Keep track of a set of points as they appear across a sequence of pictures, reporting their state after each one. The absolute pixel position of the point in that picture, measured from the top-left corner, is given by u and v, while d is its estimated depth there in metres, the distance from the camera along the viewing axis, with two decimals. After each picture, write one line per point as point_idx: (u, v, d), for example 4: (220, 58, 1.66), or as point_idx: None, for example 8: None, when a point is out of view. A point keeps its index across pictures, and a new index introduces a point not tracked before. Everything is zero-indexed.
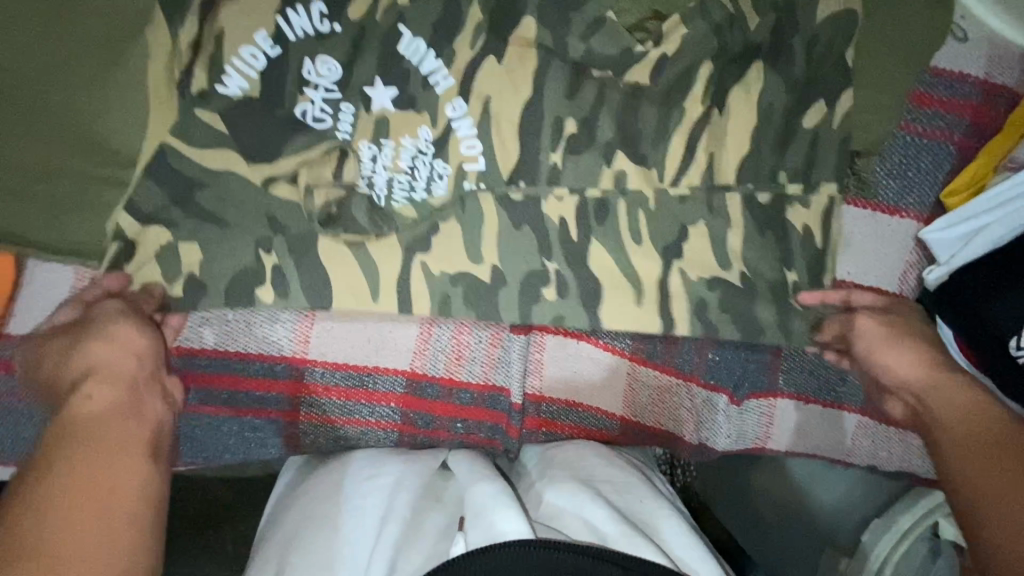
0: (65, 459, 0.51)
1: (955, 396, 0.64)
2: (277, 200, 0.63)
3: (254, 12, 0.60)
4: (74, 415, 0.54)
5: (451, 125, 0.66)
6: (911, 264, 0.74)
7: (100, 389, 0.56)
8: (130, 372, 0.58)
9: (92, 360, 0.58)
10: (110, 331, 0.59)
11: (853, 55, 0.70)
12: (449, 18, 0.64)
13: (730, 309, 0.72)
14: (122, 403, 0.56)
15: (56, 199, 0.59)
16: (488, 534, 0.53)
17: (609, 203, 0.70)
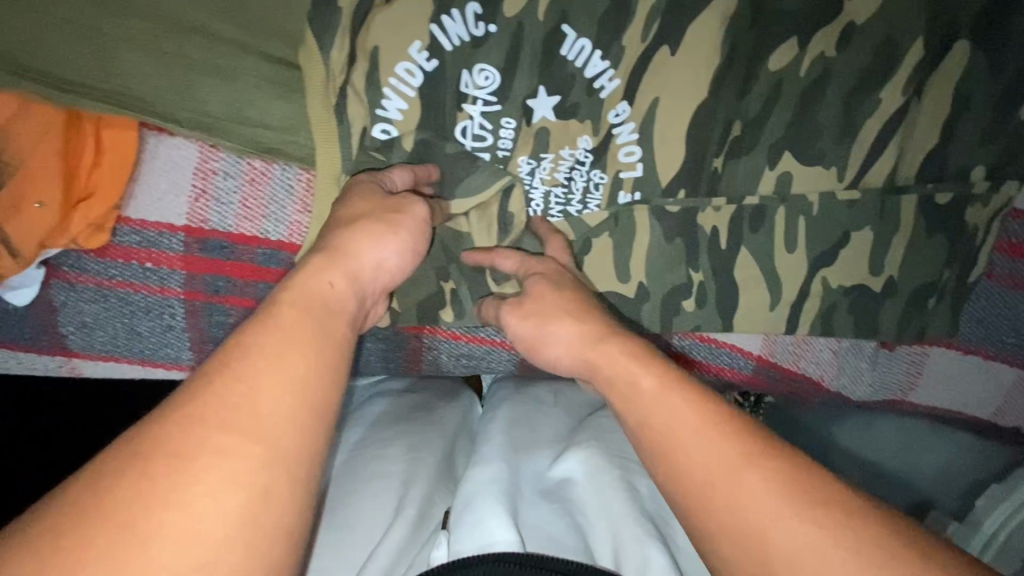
0: (277, 334, 0.38)
1: (651, 378, 0.44)
2: (447, 228, 0.62)
3: (408, 20, 0.53)
4: (302, 289, 0.42)
5: (611, 132, 0.60)
6: None
7: (338, 276, 0.44)
8: (368, 283, 0.47)
9: (355, 248, 0.47)
10: (370, 226, 0.49)
11: None
12: (619, 7, 0.56)
13: (877, 313, 0.68)
14: (347, 311, 0.43)
15: (216, 66, 0.53)
16: (479, 539, 0.49)
17: (767, 210, 0.64)
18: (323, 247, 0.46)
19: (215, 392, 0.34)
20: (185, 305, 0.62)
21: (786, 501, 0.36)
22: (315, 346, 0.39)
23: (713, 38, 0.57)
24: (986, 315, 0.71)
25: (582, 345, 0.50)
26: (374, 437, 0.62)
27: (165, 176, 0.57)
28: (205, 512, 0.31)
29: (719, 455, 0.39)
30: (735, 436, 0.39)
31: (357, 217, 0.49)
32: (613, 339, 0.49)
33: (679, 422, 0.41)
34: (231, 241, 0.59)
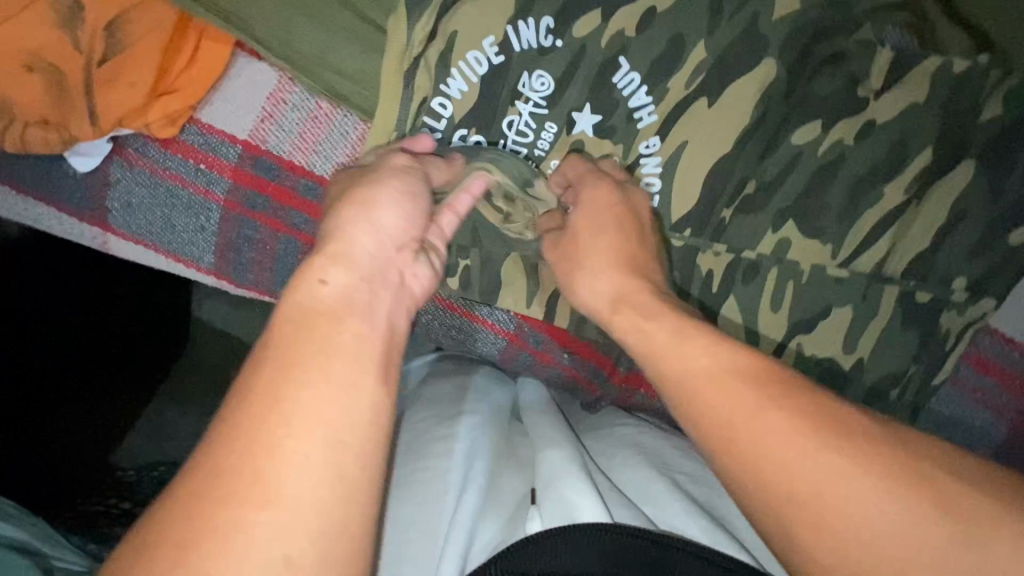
0: (279, 352, 0.37)
1: (705, 361, 0.45)
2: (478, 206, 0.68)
3: (488, 17, 0.61)
4: (300, 296, 0.40)
5: (639, 160, 0.67)
6: None
7: (332, 270, 0.42)
8: (374, 262, 0.45)
9: (350, 240, 0.45)
10: (368, 202, 0.48)
11: None
12: (671, 55, 0.63)
13: (836, 388, 0.72)
14: (359, 300, 0.42)
15: (316, 12, 0.60)
16: (566, 513, 0.49)
17: (761, 267, 0.70)
18: (323, 246, 0.44)
19: (244, 425, 0.35)
20: (222, 212, 0.67)
21: (838, 467, 0.37)
22: (329, 350, 0.38)
23: (747, 101, 0.64)
24: (937, 420, 0.74)
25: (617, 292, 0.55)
26: (436, 414, 0.63)
27: (242, 93, 0.64)
28: (280, 535, 0.32)
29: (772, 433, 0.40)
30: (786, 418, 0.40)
31: (359, 198, 0.48)
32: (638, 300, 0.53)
33: (751, 420, 0.40)
34: (280, 166, 0.66)
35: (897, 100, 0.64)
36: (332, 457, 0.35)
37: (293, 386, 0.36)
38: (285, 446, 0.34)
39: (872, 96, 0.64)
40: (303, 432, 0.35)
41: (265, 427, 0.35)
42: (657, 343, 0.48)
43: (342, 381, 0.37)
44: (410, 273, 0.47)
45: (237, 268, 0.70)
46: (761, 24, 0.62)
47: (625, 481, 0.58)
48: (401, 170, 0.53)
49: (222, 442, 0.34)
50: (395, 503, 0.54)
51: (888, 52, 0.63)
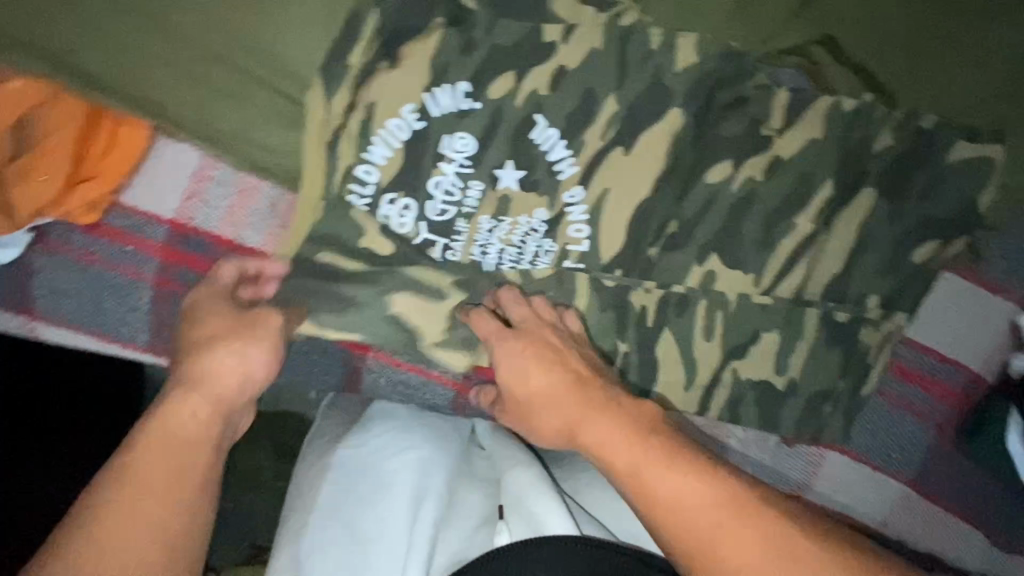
0: (139, 481, 0.50)
1: (691, 480, 0.54)
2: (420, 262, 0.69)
3: (404, 85, 0.63)
4: (166, 424, 0.54)
5: (565, 210, 0.70)
6: (998, 347, 0.75)
7: (200, 405, 0.56)
8: (231, 398, 0.58)
9: (208, 371, 0.58)
10: (220, 342, 0.59)
11: (992, 199, 0.69)
12: (585, 109, 0.66)
13: (764, 405, 0.77)
14: (207, 435, 0.55)
15: (233, 93, 0.61)
16: (532, 526, 0.62)
17: (690, 300, 0.74)
18: (184, 380, 0.57)
19: (99, 537, 0.47)
20: (153, 290, 0.67)
21: (757, 553, 0.50)
22: (178, 484, 0.52)
23: (660, 149, 0.68)
24: (870, 430, 0.79)
25: (566, 387, 0.65)
26: (408, 432, 0.69)
27: (165, 174, 0.64)
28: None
29: (708, 513, 0.52)
30: (742, 537, 0.50)
31: (214, 336, 0.60)
32: (603, 414, 0.61)
33: (702, 516, 0.52)
34: (210, 242, 0.66)
35: (798, 137, 0.68)
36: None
37: (154, 520, 0.49)
38: (100, 536, 0.47)
39: (774, 134, 0.68)
40: (116, 542, 0.47)
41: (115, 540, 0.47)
42: (638, 463, 0.56)
43: (162, 498, 0.50)
44: (240, 420, 0.60)
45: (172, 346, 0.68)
46: (665, 77, 0.65)
47: (579, 491, 0.70)
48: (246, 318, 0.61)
49: (82, 542, 0.46)
50: (357, 514, 0.63)
51: (786, 93, 0.66)
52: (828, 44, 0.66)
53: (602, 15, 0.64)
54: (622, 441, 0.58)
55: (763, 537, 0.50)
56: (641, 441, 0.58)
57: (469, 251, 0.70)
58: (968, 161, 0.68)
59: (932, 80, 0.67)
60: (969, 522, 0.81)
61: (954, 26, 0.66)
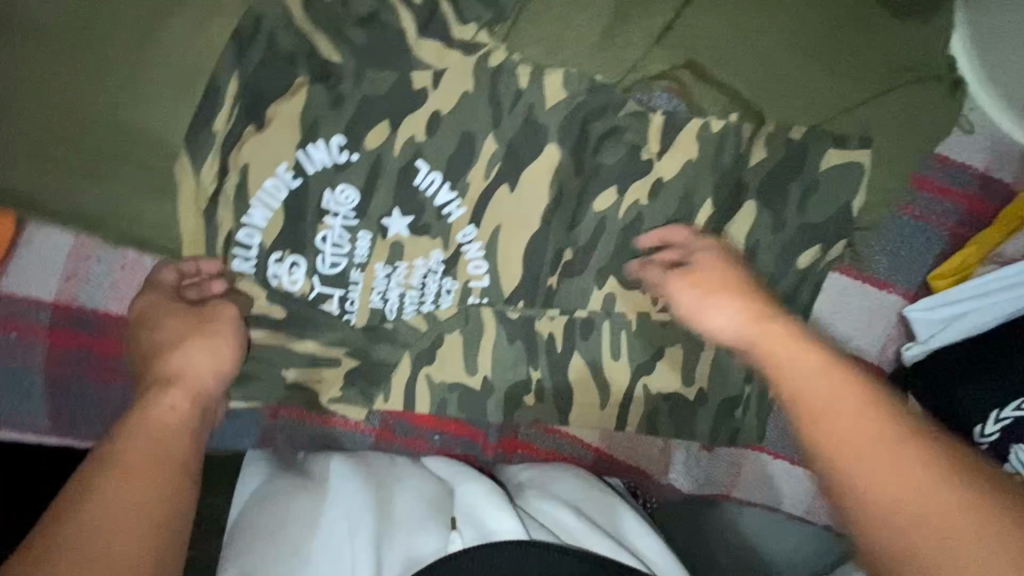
0: (131, 484, 0.42)
1: (818, 377, 0.46)
2: (320, 316, 0.69)
3: (276, 146, 0.63)
4: (148, 421, 0.48)
5: (460, 248, 0.71)
6: (892, 339, 0.77)
7: (179, 398, 0.51)
8: (208, 395, 0.53)
9: (186, 365, 0.53)
10: (184, 340, 0.55)
11: (861, 204, 0.72)
12: (465, 150, 0.67)
13: (677, 415, 0.79)
14: (187, 424, 0.49)
15: (98, 172, 0.60)
16: (482, 532, 0.62)
17: (594, 323, 0.76)
18: (156, 379, 0.52)
19: (82, 515, 0.39)
20: (45, 374, 0.65)
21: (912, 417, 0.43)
22: (166, 460, 0.45)
23: (542, 183, 0.69)
24: (782, 426, 0.82)
25: (735, 327, 0.56)
26: (357, 473, 0.70)
27: (43, 258, 0.64)
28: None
29: (864, 449, 0.42)
30: (868, 424, 0.43)
31: (175, 339, 0.55)
32: (768, 320, 0.53)
33: (881, 467, 0.41)
34: (98, 318, 0.65)
35: (676, 158, 0.70)
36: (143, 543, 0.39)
37: (140, 504, 0.41)
38: (89, 503, 0.40)
39: (654, 158, 0.70)
40: (103, 534, 0.38)
41: (115, 537, 0.39)
42: (760, 344, 0.51)
43: (155, 488, 0.43)
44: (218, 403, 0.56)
45: (74, 424, 0.66)
46: (538, 114, 0.67)
47: (538, 509, 0.70)
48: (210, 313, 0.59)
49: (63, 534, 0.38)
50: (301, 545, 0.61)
51: (660, 116, 0.69)
52: (693, 68, 0.67)
53: (469, 59, 0.65)
54: (786, 306, 0.55)
55: (884, 428, 0.42)
56: (765, 320, 0.53)
57: (367, 298, 0.70)
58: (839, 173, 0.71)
59: (795, 91, 0.68)
60: None
61: (820, 42, 0.67)
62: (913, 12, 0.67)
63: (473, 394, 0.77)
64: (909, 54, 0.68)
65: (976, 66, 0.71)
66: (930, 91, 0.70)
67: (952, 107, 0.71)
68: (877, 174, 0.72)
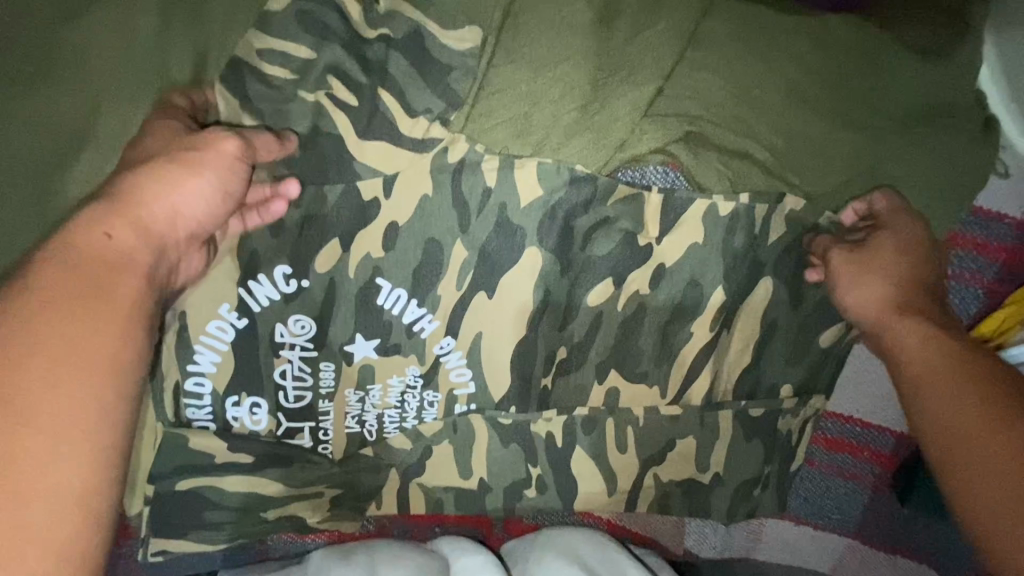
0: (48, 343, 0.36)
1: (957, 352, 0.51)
2: (292, 451, 0.62)
3: (215, 287, 0.56)
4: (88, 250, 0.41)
5: (439, 360, 0.63)
6: None
7: (121, 228, 0.43)
8: (170, 236, 0.46)
9: (157, 201, 0.45)
10: (163, 168, 0.46)
11: None
12: (431, 259, 0.58)
13: (692, 498, 0.74)
14: (139, 261, 0.43)
15: None
16: None
17: (596, 419, 0.68)
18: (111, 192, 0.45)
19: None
20: None
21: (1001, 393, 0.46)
22: (95, 312, 0.38)
23: (522, 285, 0.60)
24: (805, 495, 0.76)
25: (879, 311, 0.57)
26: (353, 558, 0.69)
27: None
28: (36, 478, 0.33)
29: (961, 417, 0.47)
30: (974, 398, 0.47)
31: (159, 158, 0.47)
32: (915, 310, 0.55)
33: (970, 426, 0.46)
34: None
35: (678, 241, 0.60)
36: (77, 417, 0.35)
37: (56, 372, 0.35)
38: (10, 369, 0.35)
39: (653, 240, 0.60)
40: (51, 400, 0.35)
41: (35, 400, 0.34)
42: (910, 341, 0.54)
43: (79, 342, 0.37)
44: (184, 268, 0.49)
45: None
46: (511, 214, 0.57)
47: None
48: (224, 156, 0.49)
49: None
50: None
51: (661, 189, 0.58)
52: (690, 141, 0.59)
53: (423, 157, 0.55)
54: (880, 298, 0.57)
55: (985, 396, 0.46)
56: (914, 304, 0.56)
57: (342, 425, 0.63)
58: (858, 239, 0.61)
59: (802, 154, 0.60)
60: (925, 564, 0.78)
61: (835, 97, 0.59)
62: (940, 49, 0.59)
63: (469, 494, 0.72)
64: (937, 100, 0.60)
65: (1010, 107, 0.62)
66: (959, 136, 0.61)
67: (993, 155, 0.62)
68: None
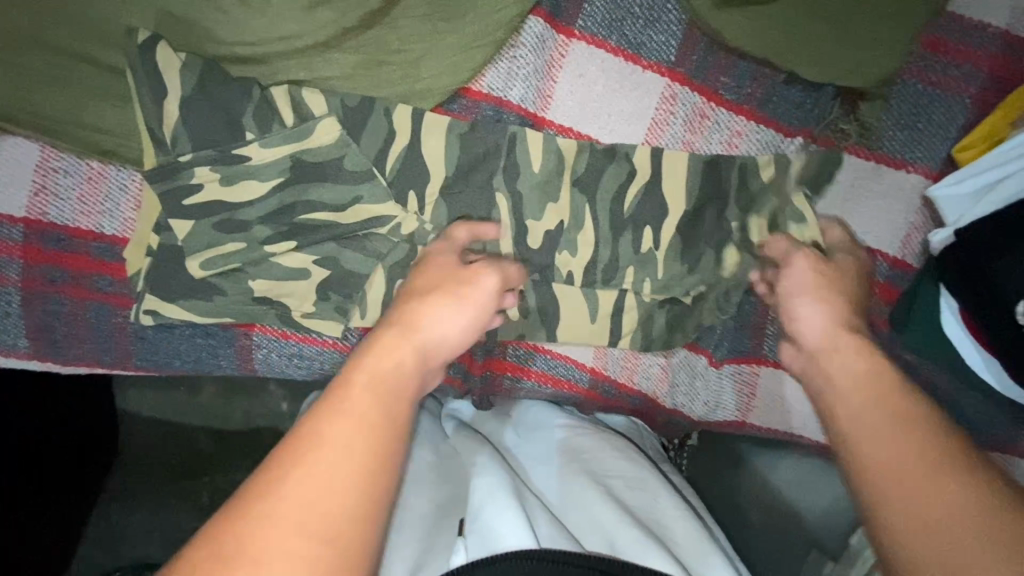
0: (355, 404, 0.44)
1: (857, 364, 0.55)
2: (276, 223, 0.64)
3: (224, 48, 0.62)
4: (378, 369, 0.49)
5: (423, 147, 0.65)
6: (916, 227, 0.69)
7: (446, 314, 0.57)
8: (431, 352, 0.54)
9: (429, 329, 0.55)
10: (439, 300, 0.58)
11: (849, 72, 0.64)
12: (425, 39, 0.64)
13: (675, 324, 0.72)
14: (407, 387, 0.49)
15: (53, 76, 0.60)
16: (488, 543, 0.51)
17: (581, 224, 0.68)
18: (398, 323, 0.55)
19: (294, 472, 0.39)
20: (23, 294, 0.66)
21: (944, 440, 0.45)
22: (376, 422, 0.44)
23: (509, 74, 0.66)
24: None
25: (820, 338, 0.60)
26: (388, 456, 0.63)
27: (6, 171, 0.63)
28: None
29: (902, 457, 0.45)
30: (919, 439, 0.45)
31: (430, 290, 0.59)
32: (844, 339, 0.58)
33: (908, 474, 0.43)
34: (68, 235, 0.65)
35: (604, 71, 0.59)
36: (340, 517, 0.38)
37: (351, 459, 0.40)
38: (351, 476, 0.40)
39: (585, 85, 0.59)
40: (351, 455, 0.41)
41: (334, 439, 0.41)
42: (829, 357, 0.57)
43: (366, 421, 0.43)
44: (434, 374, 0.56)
45: (55, 344, 0.68)
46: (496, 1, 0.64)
47: (558, 493, 0.60)
48: (471, 285, 0.60)
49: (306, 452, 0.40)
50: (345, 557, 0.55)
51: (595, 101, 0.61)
52: None
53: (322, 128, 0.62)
54: (818, 335, 0.60)
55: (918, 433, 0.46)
56: (848, 331, 0.59)
57: None
58: (828, 34, 0.63)
59: None
60: None
61: None
62: None
63: None
64: None
65: None
66: None
67: None
68: (875, 33, 0.63)
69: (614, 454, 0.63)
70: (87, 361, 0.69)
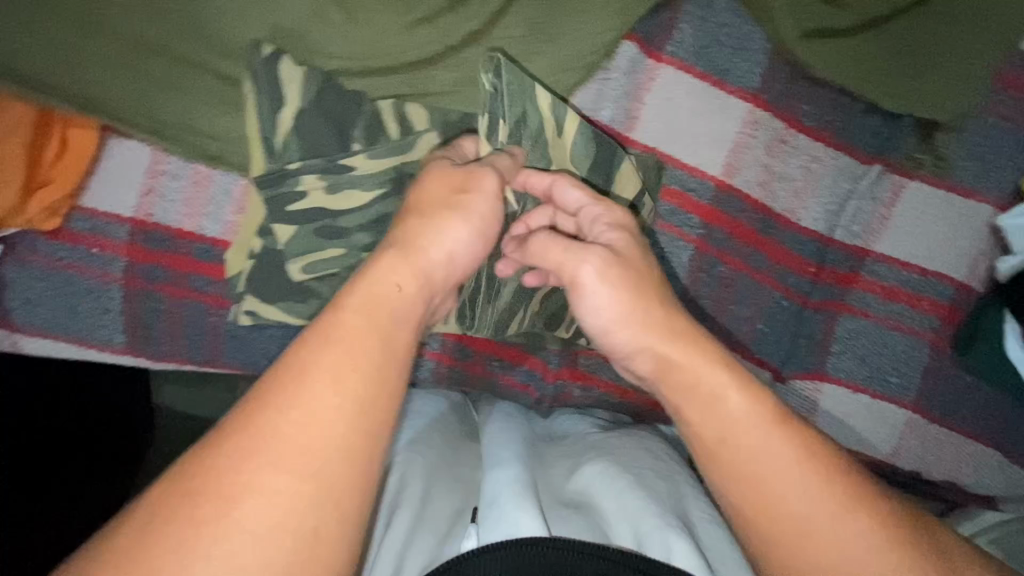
0: (343, 335, 0.44)
1: (722, 387, 0.52)
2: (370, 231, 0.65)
3: (335, 62, 0.64)
4: (368, 294, 0.47)
5: None
6: (982, 253, 0.72)
7: (459, 230, 0.53)
8: (437, 277, 0.52)
9: (438, 250, 0.52)
10: (450, 217, 0.53)
11: (930, 103, 0.67)
12: (522, 59, 0.66)
13: (744, 338, 0.74)
14: (404, 313, 0.48)
15: (169, 84, 0.62)
16: (506, 531, 0.49)
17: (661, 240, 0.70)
18: (400, 243, 0.51)
19: (261, 429, 0.40)
20: (124, 291, 0.68)
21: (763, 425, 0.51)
22: (358, 358, 0.44)
23: (600, 95, 0.69)
24: (858, 354, 0.75)
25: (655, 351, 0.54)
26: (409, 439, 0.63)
27: (118, 173, 0.65)
28: (266, 503, 0.39)
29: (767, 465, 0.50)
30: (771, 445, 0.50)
31: (434, 206, 0.54)
32: (698, 355, 0.53)
33: (762, 480, 0.50)
34: (172, 235, 0.67)
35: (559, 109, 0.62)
36: (325, 454, 0.41)
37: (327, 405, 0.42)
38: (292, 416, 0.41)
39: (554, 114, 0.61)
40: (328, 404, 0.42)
41: (313, 397, 0.42)
42: (689, 388, 0.53)
43: (340, 365, 0.43)
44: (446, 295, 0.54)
45: (151, 340, 0.70)
46: (592, 23, 0.66)
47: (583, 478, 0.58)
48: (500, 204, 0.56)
49: (279, 407, 0.41)
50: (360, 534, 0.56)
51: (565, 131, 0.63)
52: None
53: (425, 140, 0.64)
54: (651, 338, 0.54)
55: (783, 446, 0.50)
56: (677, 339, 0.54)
57: None
58: (909, 67, 0.66)
59: None
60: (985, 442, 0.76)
61: None
62: None
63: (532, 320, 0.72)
64: None
65: None
66: None
67: None
68: (956, 68, 0.66)
69: (642, 444, 0.62)
70: (180, 357, 0.71)
